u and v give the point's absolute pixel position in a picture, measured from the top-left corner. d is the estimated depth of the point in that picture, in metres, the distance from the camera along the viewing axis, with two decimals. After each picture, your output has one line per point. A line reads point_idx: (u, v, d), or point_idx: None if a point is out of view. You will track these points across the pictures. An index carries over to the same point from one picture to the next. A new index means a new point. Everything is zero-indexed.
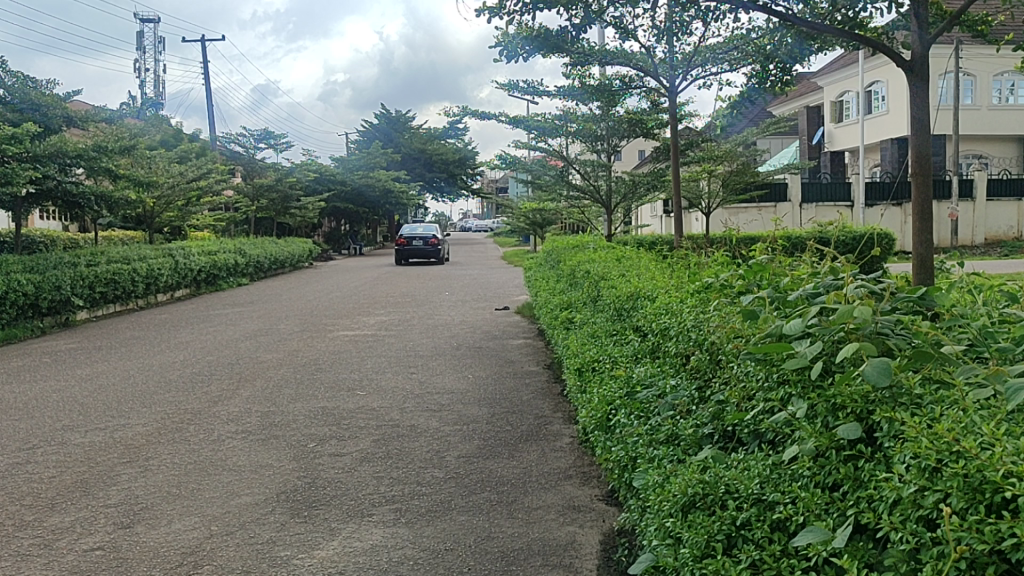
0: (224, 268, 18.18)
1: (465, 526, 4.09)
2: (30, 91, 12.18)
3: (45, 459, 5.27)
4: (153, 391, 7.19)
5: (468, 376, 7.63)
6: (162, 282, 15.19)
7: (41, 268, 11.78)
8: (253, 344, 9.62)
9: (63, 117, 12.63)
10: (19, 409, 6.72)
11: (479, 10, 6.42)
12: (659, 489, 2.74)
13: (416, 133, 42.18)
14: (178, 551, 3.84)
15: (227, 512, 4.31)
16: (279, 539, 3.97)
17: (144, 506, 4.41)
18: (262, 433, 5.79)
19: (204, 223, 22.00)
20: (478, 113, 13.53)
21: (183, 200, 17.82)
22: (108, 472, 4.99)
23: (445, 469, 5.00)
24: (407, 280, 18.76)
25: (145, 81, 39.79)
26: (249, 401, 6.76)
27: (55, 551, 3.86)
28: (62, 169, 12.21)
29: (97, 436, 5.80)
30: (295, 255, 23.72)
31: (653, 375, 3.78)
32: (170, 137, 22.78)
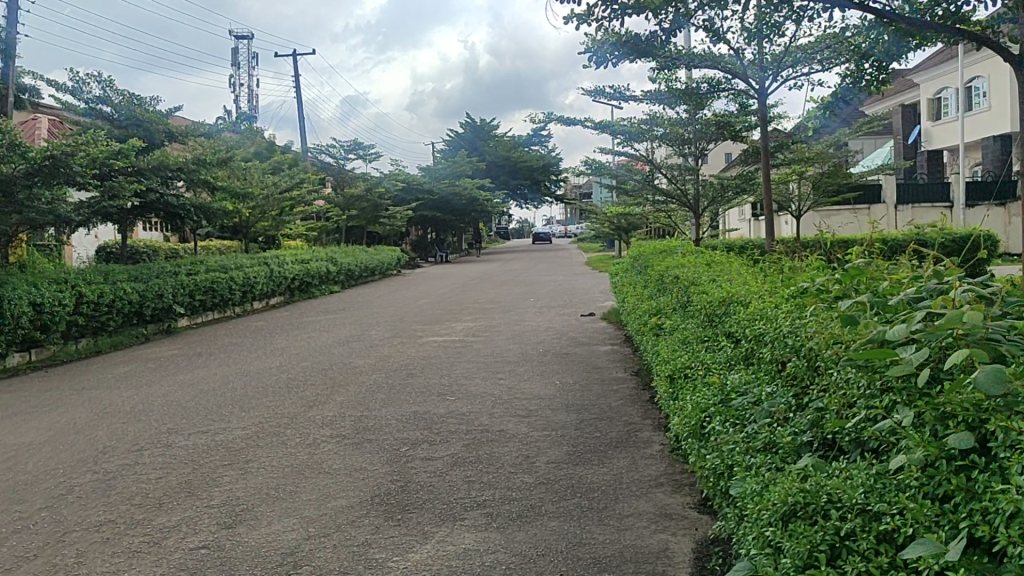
0: (316, 276, 18.68)
1: (557, 532, 4.09)
2: (134, 108, 12.79)
3: (152, 461, 5.51)
4: (252, 396, 7.43)
5: (557, 382, 7.64)
6: (258, 290, 15.71)
7: (144, 277, 12.31)
8: (347, 350, 9.86)
9: (165, 132, 13.22)
10: (127, 412, 7.05)
11: (568, 18, 6.44)
12: (757, 498, 2.69)
13: (502, 140, 42.51)
14: (279, 551, 3.96)
15: (324, 514, 4.43)
16: (374, 542, 4.05)
17: (245, 507, 4.56)
18: (355, 437, 5.92)
19: (298, 234, 22.65)
20: (564, 119, 13.59)
21: (278, 211, 18.34)
22: (210, 474, 5.17)
23: (535, 474, 5.01)
24: (494, 286, 18.88)
25: (240, 96, 40.96)
26: (343, 405, 6.93)
27: (164, 549, 4.03)
28: (165, 183, 12.72)
29: (200, 438, 6.03)
30: (383, 263, 24.14)
31: (747, 382, 3.72)
32: (264, 148, 23.48)
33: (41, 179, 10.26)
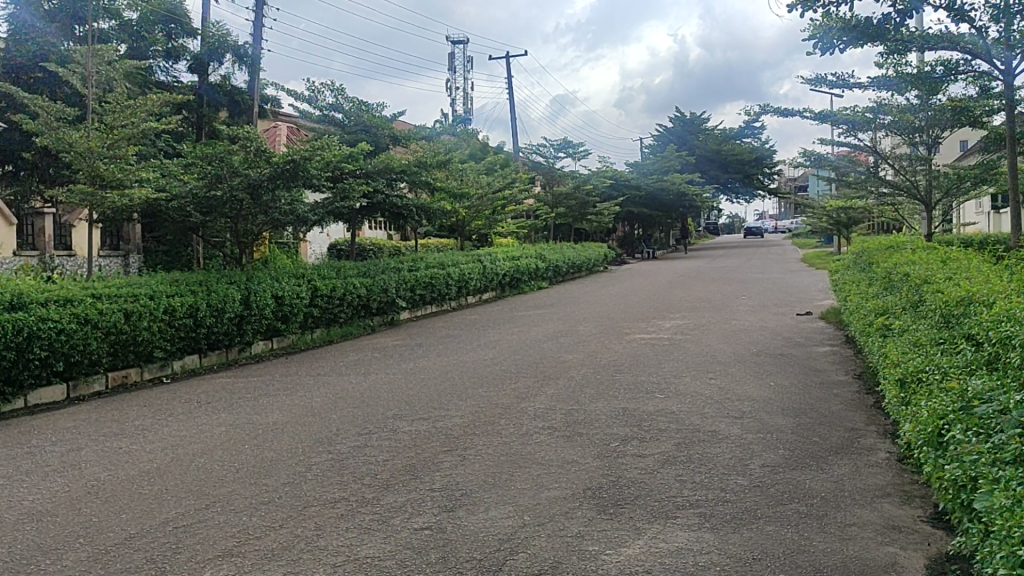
0: (527, 272, 19.14)
1: (774, 537, 3.97)
2: (363, 114, 13.69)
3: (379, 444, 5.90)
4: (469, 386, 7.75)
5: (772, 384, 7.39)
6: (472, 285, 16.33)
7: (371, 272, 13.20)
8: (557, 345, 10.04)
9: (391, 136, 14.01)
10: (357, 398, 7.59)
11: (793, 5, 6.19)
12: (1008, 516, 2.49)
13: (713, 133, 41.57)
14: (496, 537, 4.11)
15: (538, 504, 4.55)
16: (587, 534, 4.11)
17: (464, 492, 4.77)
18: (567, 430, 6.03)
19: (509, 231, 23.29)
20: (782, 110, 13.09)
21: (491, 210, 18.95)
22: (432, 459, 5.46)
23: (750, 477, 4.88)
24: (704, 284, 18.51)
25: (455, 98, 42.65)
26: (555, 398, 7.07)
27: (392, 527, 4.31)
28: (389, 184, 13.50)
29: (422, 425, 6.37)
30: (591, 259, 24.31)
31: (991, 389, 3.43)
32: (478, 149, 24.32)
33: (283, 182, 11.23)
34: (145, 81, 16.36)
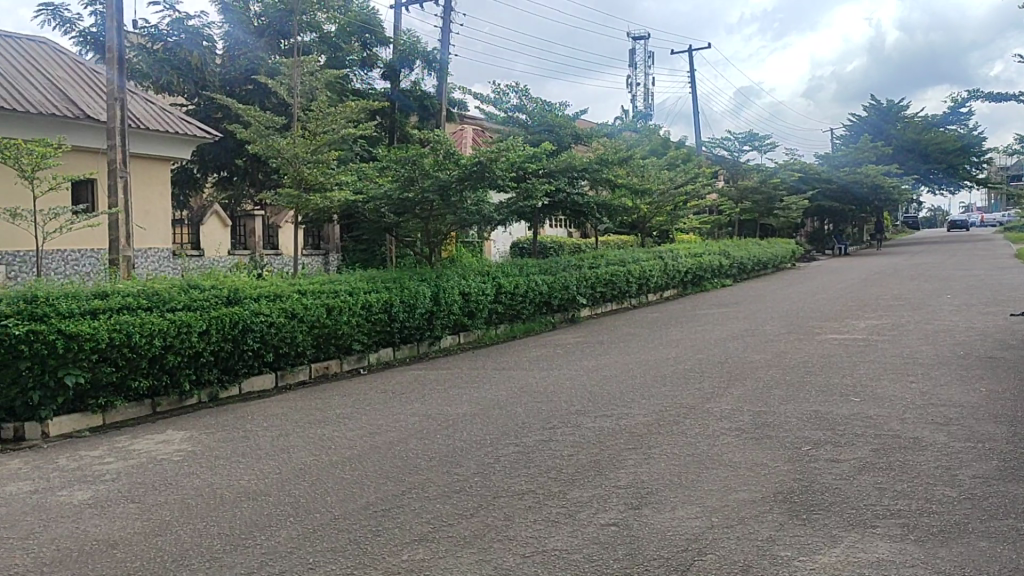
0: (709, 269, 18.78)
1: (987, 553, 3.70)
2: (546, 115, 13.94)
3: (564, 439, 5.99)
4: (652, 384, 7.70)
5: (981, 389, 6.86)
6: (653, 283, 16.48)
7: (552, 270, 13.84)
8: (742, 344, 9.78)
9: (574, 135, 14.17)
10: (541, 393, 7.73)
11: None
12: None
13: (912, 121, 39.01)
14: (683, 537, 4.07)
15: (726, 505, 4.46)
16: (778, 539, 3.99)
17: (650, 491, 4.75)
18: (755, 432, 5.86)
19: (691, 228, 22.88)
20: (994, 94, 12.09)
21: (672, 206, 18.72)
22: (616, 456, 5.48)
23: (959, 488, 4.56)
24: (902, 282, 17.42)
25: (637, 95, 42.36)
26: (741, 399, 6.89)
27: (578, 521, 4.36)
28: (571, 183, 13.67)
29: (606, 422, 6.42)
30: (777, 256, 23.48)
31: None
32: (660, 144, 24.02)
33: (471, 183, 11.55)
34: (343, 89, 17.34)
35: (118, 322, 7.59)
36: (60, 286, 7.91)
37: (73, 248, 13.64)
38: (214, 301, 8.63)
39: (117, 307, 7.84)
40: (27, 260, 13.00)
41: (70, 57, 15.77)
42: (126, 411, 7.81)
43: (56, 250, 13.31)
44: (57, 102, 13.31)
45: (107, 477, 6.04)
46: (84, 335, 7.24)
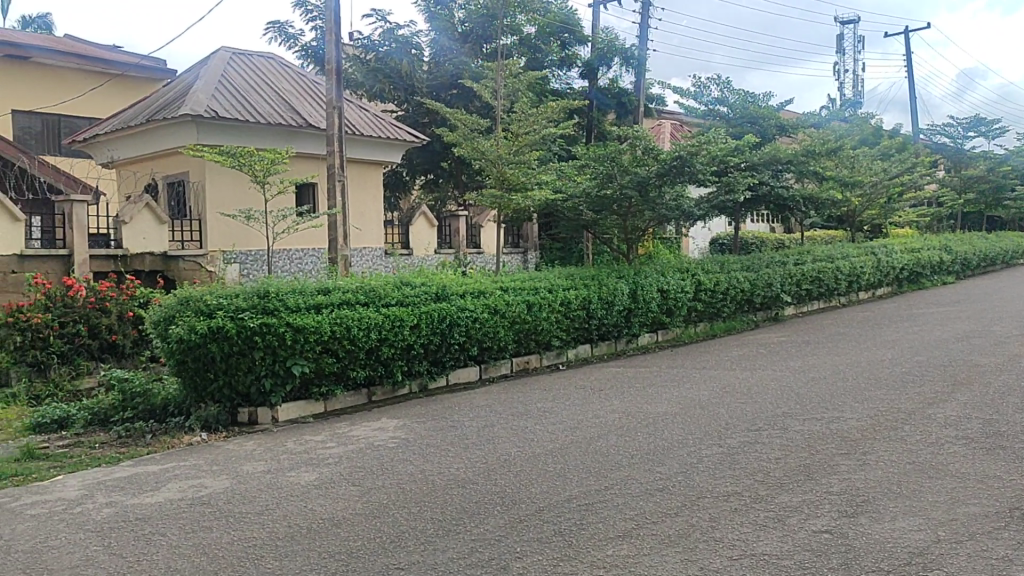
0: (927, 266, 17.52)
1: None
2: (749, 107, 13.61)
3: (771, 442, 5.80)
4: (865, 387, 7.29)
5: None
6: (865, 281, 15.69)
7: (755, 266, 13.47)
8: (968, 346, 9.05)
9: (778, 127, 13.78)
10: (745, 394, 7.53)
11: None
12: None
13: None
14: (905, 550, 3.83)
15: (954, 519, 4.15)
16: (1016, 558, 3.67)
17: (866, 499, 4.51)
18: (986, 441, 5.41)
19: (907, 221, 21.41)
20: None
21: (886, 198, 17.63)
22: (828, 461, 5.24)
23: None
24: None
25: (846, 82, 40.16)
26: (968, 405, 6.39)
27: (789, 527, 4.21)
28: (775, 175, 13.37)
29: (816, 425, 6.15)
30: (1007, 251, 21.50)
31: None
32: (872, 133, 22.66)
33: (670, 178, 11.54)
34: (543, 90, 17.66)
35: (338, 316, 8.18)
36: (288, 282, 8.62)
37: (298, 248, 14.70)
38: (423, 298, 9.14)
39: (338, 302, 8.46)
40: (258, 259, 14.16)
41: (294, 70, 17.03)
42: (346, 399, 8.41)
43: (283, 250, 14.41)
44: (283, 113, 14.41)
45: (330, 460, 6.51)
46: (309, 328, 7.85)
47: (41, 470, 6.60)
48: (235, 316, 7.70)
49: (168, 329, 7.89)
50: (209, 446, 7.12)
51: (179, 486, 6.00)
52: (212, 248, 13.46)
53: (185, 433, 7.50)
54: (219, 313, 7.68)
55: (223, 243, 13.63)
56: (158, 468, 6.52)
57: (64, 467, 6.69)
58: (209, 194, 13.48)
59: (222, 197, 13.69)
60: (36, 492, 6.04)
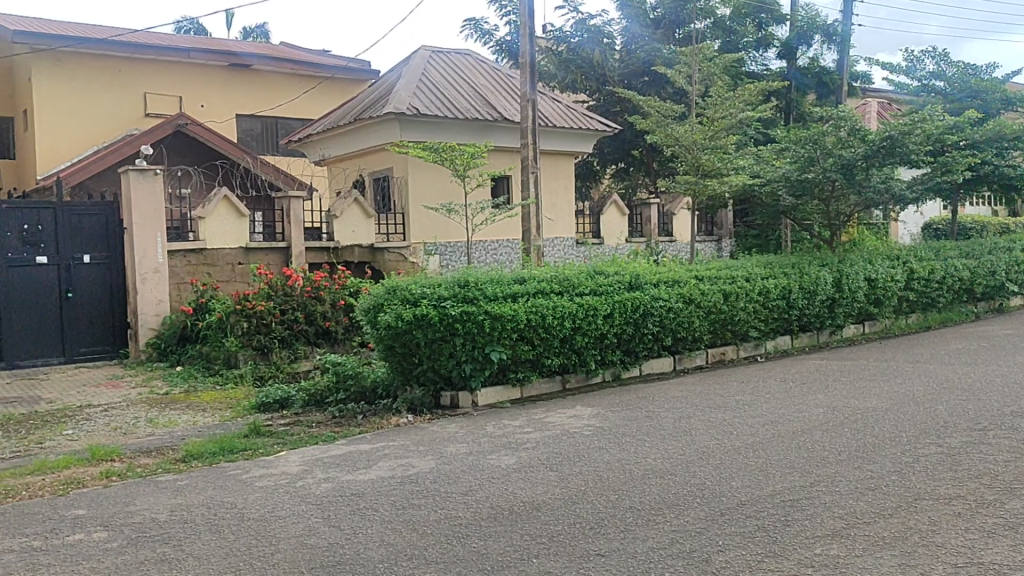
0: None
1: None
2: (970, 82, 12.90)
3: (997, 443, 5.38)
4: None
5: None
6: None
7: (976, 253, 13.06)
8: None
9: (1004, 100, 12.97)
10: (966, 390, 7.01)
11: None
12: None
13: None
14: None
15: None
16: None
17: None
18: None
19: None
20: None
21: None
22: None
23: None
24: None
25: None
26: None
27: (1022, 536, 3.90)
28: (999, 153, 12.54)
29: None
30: None
31: None
32: None
33: (878, 160, 11.00)
34: (739, 73, 17.19)
35: (535, 305, 8.39)
36: (487, 272, 8.89)
37: (494, 239, 15.08)
38: (618, 287, 9.19)
39: (534, 291, 8.66)
40: (457, 250, 14.64)
41: (489, 65, 17.47)
42: (542, 386, 8.59)
43: (480, 241, 14.84)
44: (479, 107, 14.83)
45: (529, 445, 6.66)
46: (507, 316, 8.09)
47: (267, 445, 7.18)
48: (438, 304, 8.02)
49: (376, 316, 8.33)
50: (414, 427, 7.48)
51: (388, 465, 6.35)
52: (414, 239, 14.10)
53: (392, 414, 7.91)
54: (423, 301, 8.03)
55: (424, 235, 14.23)
56: (370, 446, 6.93)
57: (287, 443, 7.24)
58: (411, 188, 14.07)
59: (423, 191, 14.25)
60: (263, 465, 6.58)
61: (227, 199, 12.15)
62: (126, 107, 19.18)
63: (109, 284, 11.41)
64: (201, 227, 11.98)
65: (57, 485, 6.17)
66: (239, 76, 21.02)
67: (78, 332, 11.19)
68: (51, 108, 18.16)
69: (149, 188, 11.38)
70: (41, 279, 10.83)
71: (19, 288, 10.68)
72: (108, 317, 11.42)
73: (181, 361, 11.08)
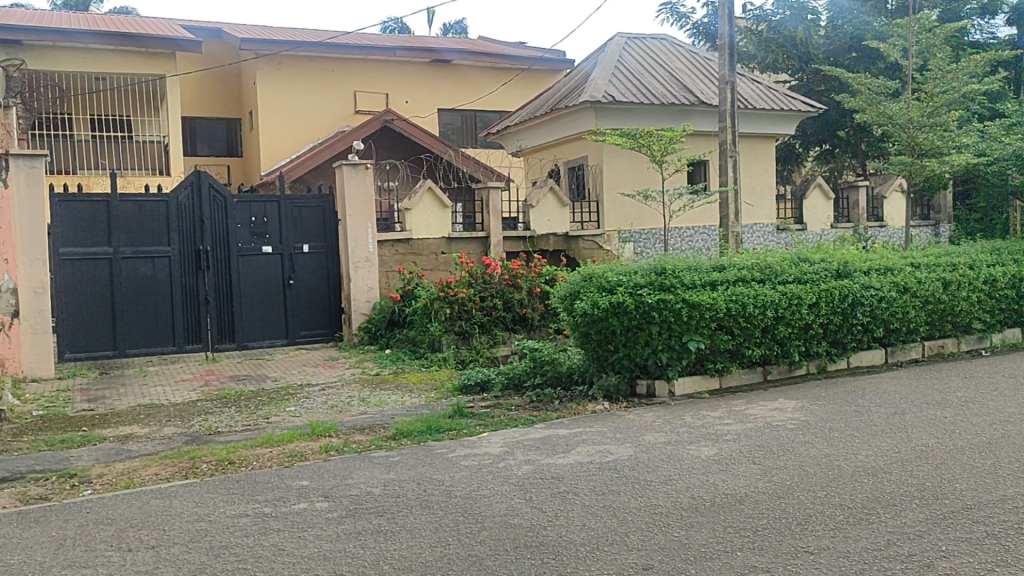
0: None
1: None
2: None
3: None
4: None
5: None
6: None
7: None
8: None
9: None
10: None
11: None
12: None
13: None
14: None
15: None
16: None
17: None
18: None
19: None
20: None
21: None
22: None
23: None
24: None
25: None
26: None
27: None
28: None
29: None
30: None
31: None
32: None
33: None
34: (961, 44, 15.93)
35: (734, 293, 8.19)
36: (683, 259, 8.77)
37: (690, 225, 14.82)
38: (824, 275, 8.83)
39: (734, 279, 8.46)
40: (652, 238, 14.46)
41: (686, 48, 17.16)
42: (742, 376, 8.36)
43: (676, 228, 14.63)
44: (675, 92, 14.61)
45: (730, 436, 6.51)
46: (705, 304, 7.94)
47: (470, 426, 7.44)
48: (634, 292, 8.01)
49: (573, 303, 8.41)
50: (611, 414, 7.50)
51: (587, 450, 6.41)
52: (609, 227, 14.12)
53: (589, 401, 7.96)
54: (620, 289, 8.04)
55: (619, 223, 14.19)
56: (568, 431, 7.02)
57: (488, 425, 7.48)
58: (606, 176, 14.08)
59: (619, 178, 14.21)
60: (467, 445, 6.84)
61: (430, 190, 12.67)
62: (339, 106, 20.41)
63: (327, 271, 12.21)
64: (406, 218, 12.58)
65: (283, 457, 6.70)
66: (441, 71, 21.82)
67: (299, 316, 12.07)
68: (274, 109, 19.65)
69: (362, 182, 12.06)
70: (268, 267, 11.77)
71: (249, 275, 11.65)
72: (325, 302, 12.23)
73: (389, 344, 11.69)
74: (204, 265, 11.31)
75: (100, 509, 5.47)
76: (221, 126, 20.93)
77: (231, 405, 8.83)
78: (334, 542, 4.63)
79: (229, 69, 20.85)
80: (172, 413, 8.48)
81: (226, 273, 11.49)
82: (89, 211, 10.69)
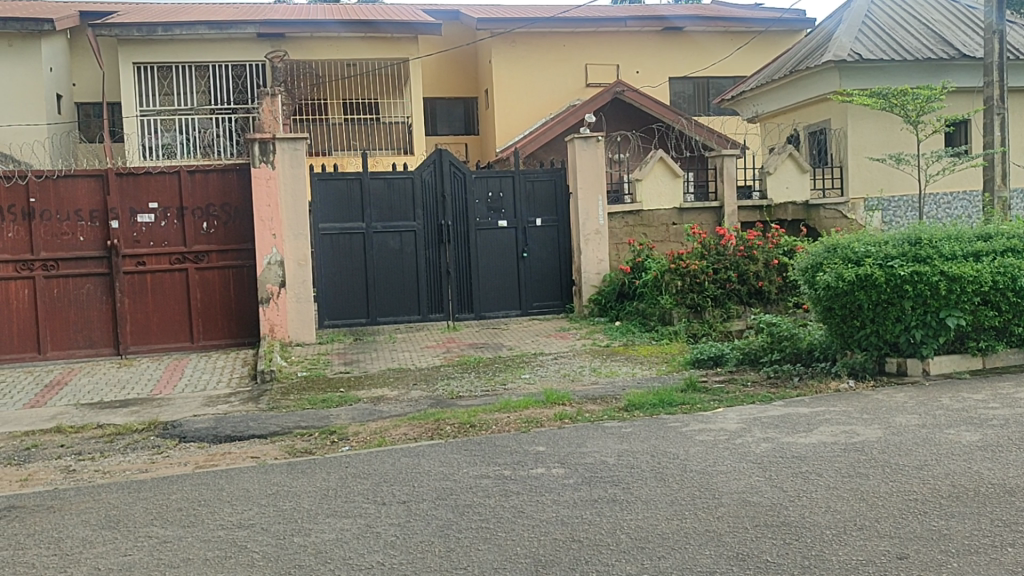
0: None
1: None
2: None
3: None
4: None
5: None
6: None
7: None
8: None
9: None
10: None
11: None
12: None
13: None
14: None
15: None
16: None
17: None
18: None
19: None
20: None
21: None
22: None
23: None
24: None
25: None
26: None
27: None
28: None
29: None
30: None
31: None
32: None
33: None
34: None
35: (1003, 264, 7.46)
36: (943, 227, 8.04)
37: (946, 191, 13.61)
38: None
39: (1002, 249, 7.70)
40: (905, 204, 13.51)
41: None
42: (1008, 357, 7.61)
43: (931, 194, 13.50)
44: (932, 46, 13.41)
45: (996, 422, 5.92)
46: (967, 277, 7.25)
47: (704, 401, 7.29)
48: (884, 264, 7.46)
49: (815, 276, 7.99)
50: (857, 394, 7.05)
51: (832, 430, 6.08)
52: (853, 195, 13.27)
53: (832, 378, 7.54)
54: (868, 260, 7.53)
55: (867, 189, 13.33)
56: (809, 410, 6.70)
57: (723, 400, 7.29)
58: (851, 140, 13.24)
59: (866, 142, 13.30)
60: (702, 420, 6.71)
61: (663, 160, 12.49)
62: (571, 80, 20.59)
63: (558, 244, 12.40)
64: (638, 190, 12.50)
65: (520, 423, 6.91)
66: (674, 39, 21.39)
67: (533, 288, 12.37)
68: (508, 85, 20.19)
69: (593, 155, 12.09)
70: (503, 240, 12.15)
71: (487, 248, 12.09)
72: (557, 275, 12.43)
73: (620, 317, 11.69)
74: (445, 239, 11.87)
75: (358, 464, 5.92)
76: (459, 106, 21.84)
77: (470, 370, 9.25)
78: (570, 509, 4.72)
79: (466, 50, 21.67)
80: (417, 377, 9.02)
81: (465, 247, 12.00)
82: (345, 189, 11.51)
